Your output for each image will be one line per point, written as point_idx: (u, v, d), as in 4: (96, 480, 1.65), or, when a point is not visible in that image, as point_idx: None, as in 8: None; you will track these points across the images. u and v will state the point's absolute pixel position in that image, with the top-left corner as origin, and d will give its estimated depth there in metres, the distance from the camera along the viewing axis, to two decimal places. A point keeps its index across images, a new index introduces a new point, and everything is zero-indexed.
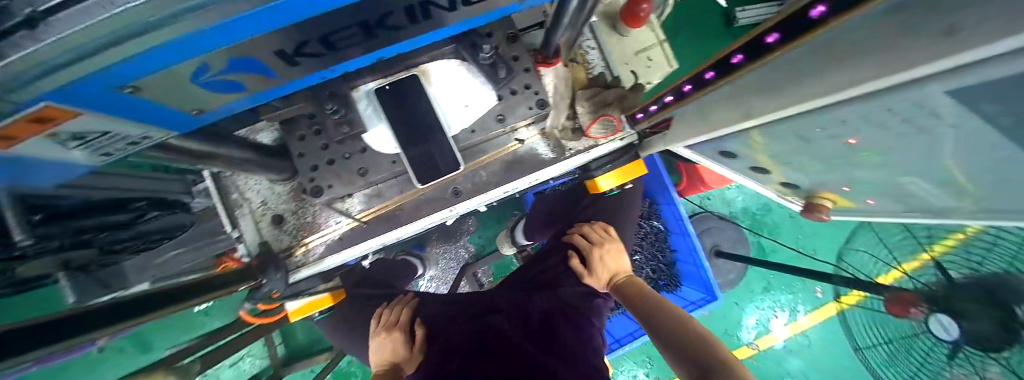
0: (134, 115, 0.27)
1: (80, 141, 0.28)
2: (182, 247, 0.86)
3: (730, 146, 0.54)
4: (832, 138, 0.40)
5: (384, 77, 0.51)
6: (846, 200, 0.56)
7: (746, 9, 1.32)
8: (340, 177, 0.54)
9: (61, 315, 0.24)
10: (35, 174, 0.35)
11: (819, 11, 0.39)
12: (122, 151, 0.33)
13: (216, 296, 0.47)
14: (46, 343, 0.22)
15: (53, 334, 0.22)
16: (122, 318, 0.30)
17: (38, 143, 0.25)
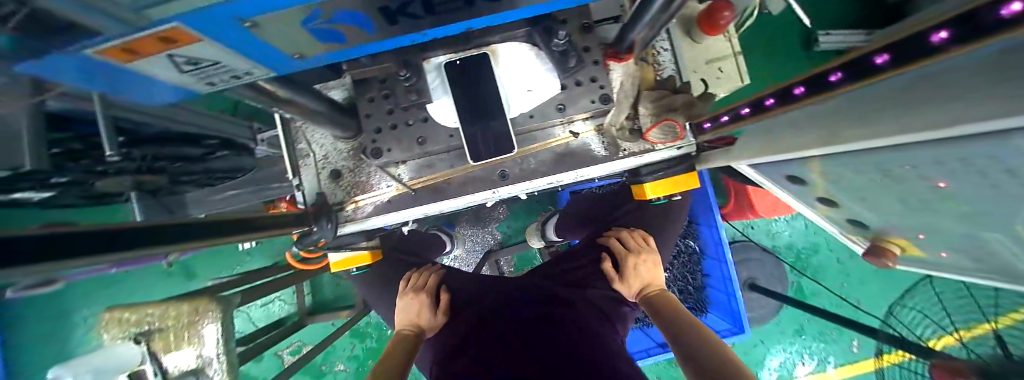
0: (243, 51, 0.28)
1: (193, 66, 0.29)
2: (240, 188, 1.00)
3: (795, 171, 0.51)
4: (920, 179, 0.37)
5: (455, 52, 0.53)
6: (917, 249, 0.52)
7: (829, 34, 1.24)
8: (400, 142, 0.56)
9: (82, 230, 0.26)
10: (135, 91, 0.37)
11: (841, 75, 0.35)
12: (223, 84, 0.34)
13: (271, 235, 0.51)
14: (64, 256, 0.24)
15: (76, 248, 0.25)
16: (160, 242, 0.33)
17: (156, 60, 0.26)
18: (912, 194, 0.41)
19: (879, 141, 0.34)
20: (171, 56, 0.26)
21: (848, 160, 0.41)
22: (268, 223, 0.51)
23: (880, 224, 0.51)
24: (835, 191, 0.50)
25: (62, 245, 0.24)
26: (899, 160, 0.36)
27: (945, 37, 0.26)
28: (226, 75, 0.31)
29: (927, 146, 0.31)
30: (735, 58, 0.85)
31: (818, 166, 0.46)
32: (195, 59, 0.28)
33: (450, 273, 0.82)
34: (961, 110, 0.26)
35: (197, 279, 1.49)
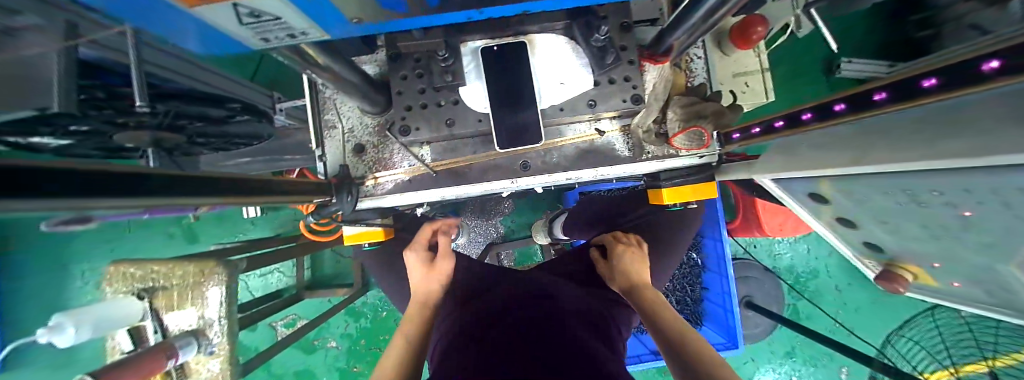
0: (308, 11, 0.28)
1: (254, 20, 0.28)
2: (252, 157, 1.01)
3: (817, 189, 0.51)
4: (946, 206, 0.38)
5: (492, 38, 0.54)
6: (930, 278, 0.52)
7: (853, 61, 1.24)
8: (428, 122, 0.56)
9: (132, 171, 0.27)
10: (183, 36, 0.36)
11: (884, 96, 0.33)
12: (277, 41, 0.33)
13: (294, 199, 0.52)
14: (113, 193, 0.24)
15: (123, 188, 0.25)
16: (190, 192, 0.33)
17: (222, 10, 0.26)
18: (936, 222, 0.41)
19: (913, 165, 0.34)
20: (239, 6, 0.25)
21: (876, 182, 0.41)
22: (292, 188, 0.52)
23: (897, 249, 0.52)
24: (857, 213, 0.50)
25: (111, 181, 0.24)
26: (929, 185, 0.36)
27: (933, 83, 0.28)
28: (283, 32, 0.31)
29: (964, 173, 0.31)
30: (762, 74, 0.85)
31: (842, 187, 0.47)
32: (258, 12, 0.27)
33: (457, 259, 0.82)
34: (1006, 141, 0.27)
35: (199, 243, 1.50)
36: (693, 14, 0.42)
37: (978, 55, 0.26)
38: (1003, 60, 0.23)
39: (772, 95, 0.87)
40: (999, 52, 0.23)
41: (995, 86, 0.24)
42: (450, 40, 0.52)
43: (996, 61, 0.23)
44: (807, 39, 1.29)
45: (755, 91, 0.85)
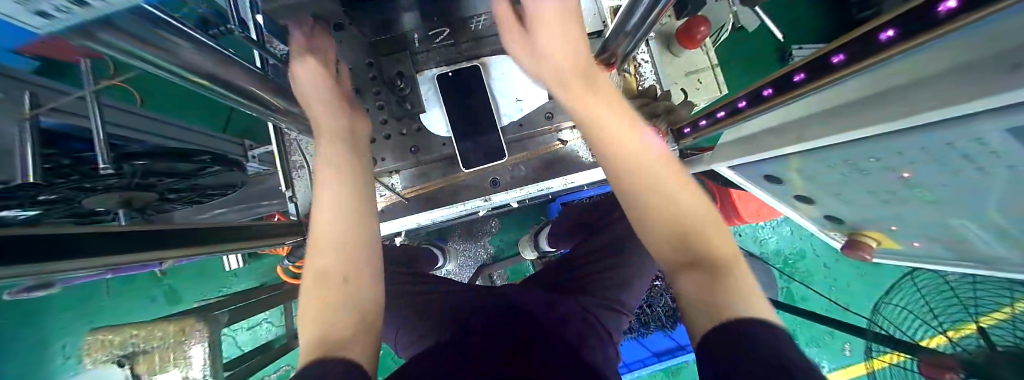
0: None
1: None
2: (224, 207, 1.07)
3: (772, 171, 0.53)
4: (885, 171, 0.40)
5: (447, 65, 0.57)
6: (894, 241, 0.54)
7: (801, 48, 1.33)
8: (393, 151, 0.57)
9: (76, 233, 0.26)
10: None
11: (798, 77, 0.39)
12: None
13: (267, 244, 0.51)
14: (58, 258, 0.24)
15: (71, 251, 0.25)
16: (152, 249, 0.33)
17: None
18: (882, 188, 0.43)
19: (849, 135, 0.36)
20: None
21: (820, 157, 0.43)
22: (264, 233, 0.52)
23: (857, 219, 0.54)
24: (812, 188, 0.52)
25: (49, 247, 0.24)
26: (866, 153, 0.38)
27: (841, 57, 0.33)
28: None
29: (890, 135, 0.33)
30: (713, 70, 0.91)
31: (793, 165, 0.49)
32: None
33: (435, 283, 0.79)
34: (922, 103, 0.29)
35: (180, 303, 1.43)
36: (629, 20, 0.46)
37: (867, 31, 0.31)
38: (896, 29, 0.27)
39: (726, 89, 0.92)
40: (889, 23, 0.28)
41: (886, 53, 0.29)
42: (405, 70, 0.54)
43: (891, 30, 0.28)
44: (756, 33, 1.38)
45: (709, 85, 0.91)
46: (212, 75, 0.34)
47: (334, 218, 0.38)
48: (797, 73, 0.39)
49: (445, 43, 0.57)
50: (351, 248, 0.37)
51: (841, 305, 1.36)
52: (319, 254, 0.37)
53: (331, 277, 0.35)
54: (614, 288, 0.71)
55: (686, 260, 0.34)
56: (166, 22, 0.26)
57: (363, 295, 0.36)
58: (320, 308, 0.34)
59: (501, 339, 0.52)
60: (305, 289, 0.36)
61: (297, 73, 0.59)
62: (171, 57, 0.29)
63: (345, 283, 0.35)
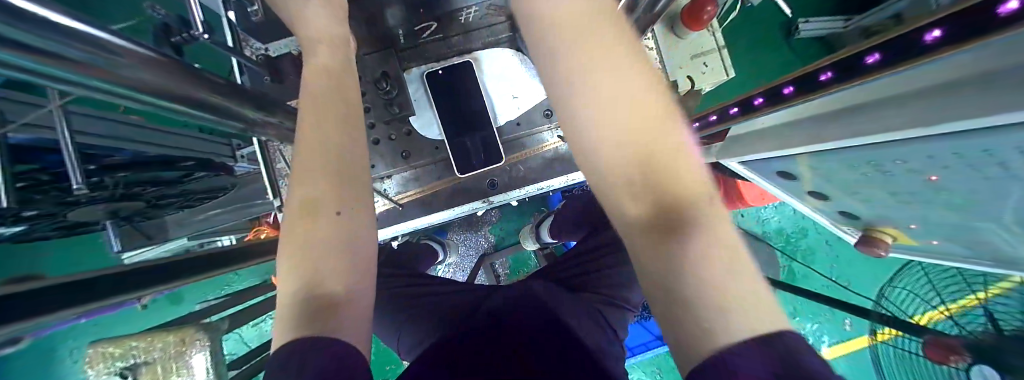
0: None
1: None
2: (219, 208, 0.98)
3: (786, 166, 0.50)
4: (911, 173, 0.37)
5: (436, 61, 0.53)
6: (910, 238, 0.52)
7: (808, 21, 1.26)
8: (384, 157, 0.54)
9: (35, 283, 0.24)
10: None
11: (826, 76, 0.35)
12: None
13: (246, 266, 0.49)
14: (57, 307, 0.23)
15: (66, 298, 0.24)
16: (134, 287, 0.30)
17: None
18: (905, 188, 0.41)
19: (877, 137, 0.33)
20: None
21: (841, 156, 0.41)
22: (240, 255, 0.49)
23: (871, 215, 0.52)
24: (827, 185, 0.50)
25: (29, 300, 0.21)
26: (894, 155, 0.35)
27: (878, 57, 0.29)
28: None
29: (926, 140, 0.30)
30: (719, 52, 0.86)
31: (809, 161, 0.46)
32: None
33: (435, 283, 0.77)
34: (962, 109, 0.26)
35: (182, 303, 1.43)
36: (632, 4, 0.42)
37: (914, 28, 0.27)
38: (946, 29, 0.23)
39: (733, 71, 0.88)
40: (937, 22, 0.24)
41: (933, 54, 0.24)
42: (390, 69, 0.50)
43: (941, 28, 0.23)
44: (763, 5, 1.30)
45: (715, 70, 0.86)
46: (174, 94, 0.31)
47: (315, 147, 0.35)
48: (825, 71, 0.35)
49: (433, 38, 0.52)
50: (340, 183, 0.35)
51: (840, 284, 1.38)
52: (307, 182, 0.35)
53: (321, 205, 0.34)
54: (618, 286, 0.71)
55: (652, 225, 0.23)
56: (105, 45, 0.22)
57: (357, 231, 0.36)
58: (308, 241, 0.34)
59: (496, 336, 0.53)
60: (291, 211, 0.35)
61: (275, 75, 0.54)
62: (120, 81, 0.25)
63: (339, 217, 0.34)
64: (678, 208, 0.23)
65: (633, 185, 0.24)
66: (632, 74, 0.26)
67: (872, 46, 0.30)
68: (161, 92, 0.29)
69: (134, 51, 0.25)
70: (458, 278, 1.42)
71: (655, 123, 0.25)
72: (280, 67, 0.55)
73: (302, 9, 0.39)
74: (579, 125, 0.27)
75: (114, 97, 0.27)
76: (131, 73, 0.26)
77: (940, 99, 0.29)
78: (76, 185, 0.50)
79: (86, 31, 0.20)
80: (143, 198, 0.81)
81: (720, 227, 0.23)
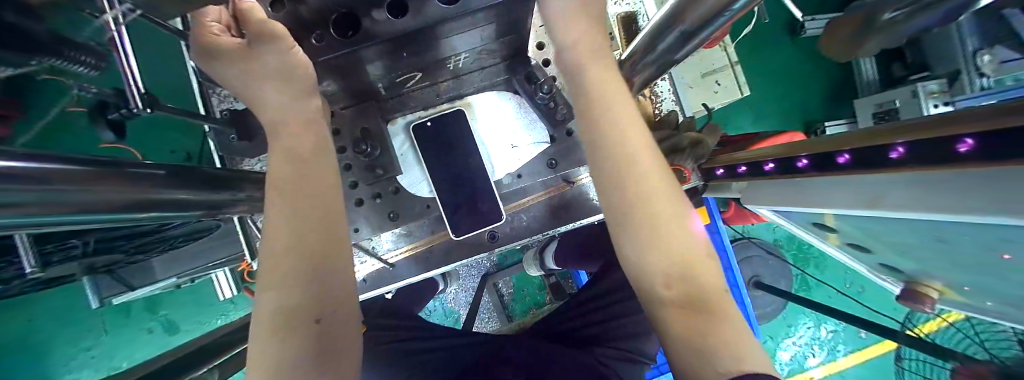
0: None
1: None
2: (214, 241, 0.81)
3: (828, 220, 0.44)
4: (977, 248, 0.31)
5: (424, 110, 0.48)
6: (958, 294, 0.44)
7: (815, 19, 1.19)
8: (369, 220, 0.47)
9: None
10: None
11: (845, 158, 0.32)
12: None
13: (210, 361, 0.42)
14: None
15: None
16: None
17: None
18: (968, 259, 0.34)
19: (936, 216, 0.27)
20: None
21: (894, 222, 0.35)
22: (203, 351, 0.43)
23: (916, 270, 0.45)
24: (869, 240, 0.43)
25: None
26: (961, 231, 0.29)
27: (902, 153, 0.26)
28: None
29: (1011, 229, 0.24)
30: (732, 69, 0.81)
31: (852, 220, 0.40)
32: None
33: (431, 336, 0.71)
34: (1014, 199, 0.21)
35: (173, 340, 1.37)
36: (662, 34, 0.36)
37: (939, 129, 0.24)
38: (976, 139, 0.21)
39: (747, 89, 0.82)
40: (968, 130, 0.21)
41: (965, 164, 0.22)
42: (373, 126, 0.45)
43: (969, 139, 0.21)
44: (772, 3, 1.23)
45: (728, 88, 0.81)
46: (109, 207, 0.25)
47: (291, 244, 0.28)
48: (842, 153, 0.32)
49: (420, 85, 0.47)
50: (319, 285, 0.28)
51: (850, 293, 1.30)
52: (277, 290, 0.27)
53: (296, 316, 0.27)
54: (631, 338, 0.66)
55: (672, 307, 0.28)
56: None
57: (340, 343, 0.29)
58: (280, 364, 0.25)
59: None
60: (257, 327, 0.27)
61: (245, 132, 0.48)
62: (51, 212, 0.20)
63: (318, 328, 0.27)
64: (700, 289, 0.28)
65: (665, 264, 0.28)
66: (660, 166, 0.30)
67: (894, 139, 0.27)
68: (106, 205, 0.25)
69: (62, 174, 0.20)
70: (460, 300, 1.36)
71: (677, 207, 0.29)
72: (251, 121, 0.49)
73: (261, 78, 0.34)
74: (609, 213, 0.31)
75: (50, 224, 0.23)
76: (66, 201, 0.21)
77: (970, 187, 0.24)
78: (29, 269, 0.62)
79: (13, 173, 0.16)
80: (121, 249, 0.81)
81: (725, 294, 0.28)
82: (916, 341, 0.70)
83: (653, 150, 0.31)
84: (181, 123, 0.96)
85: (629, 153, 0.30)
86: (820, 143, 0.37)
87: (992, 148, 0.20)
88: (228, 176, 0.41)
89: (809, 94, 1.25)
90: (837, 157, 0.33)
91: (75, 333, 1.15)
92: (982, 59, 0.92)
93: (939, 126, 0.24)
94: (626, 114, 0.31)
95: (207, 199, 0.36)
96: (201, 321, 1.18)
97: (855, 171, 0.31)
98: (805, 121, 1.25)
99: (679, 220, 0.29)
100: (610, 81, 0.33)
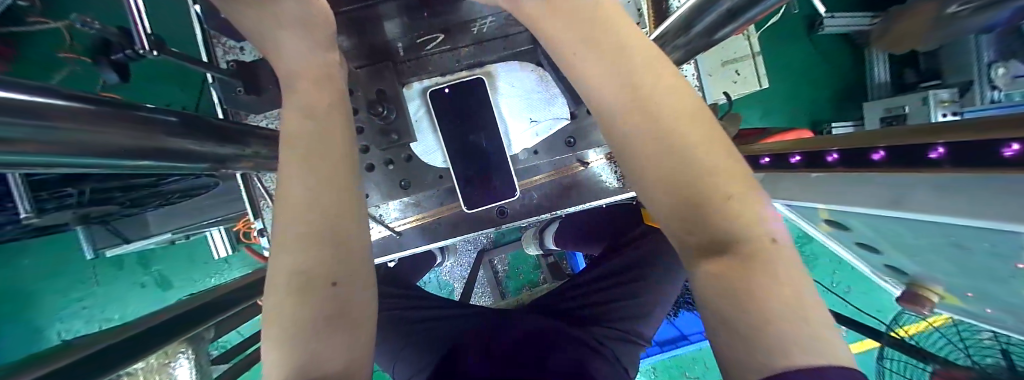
0: None
1: None
2: (211, 200, 0.79)
3: (846, 220, 0.44)
4: (994, 256, 0.31)
5: (441, 75, 0.45)
6: (957, 299, 0.44)
7: (835, 16, 1.15)
8: (380, 187, 0.46)
9: None
10: None
11: (880, 156, 0.32)
12: None
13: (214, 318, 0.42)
14: None
15: None
16: None
17: None
18: (978, 265, 0.34)
19: (960, 220, 0.27)
20: None
21: (910, 223, 0.35)
22: (206, 309, 0.42)
23: (919, 273, 0.46)
24: (878, 239, 0.44)
25: None
26: (981, 237, 0.29)
27: (941, 153, 0.26)
28: None
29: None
30: (753, 59, 0.79)
31: (864, 219, 0.40)
32: None
33: (432, 307, 0.72)
34: None
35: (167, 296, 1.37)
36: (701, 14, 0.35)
37: (991, 132, 0.23)
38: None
39: (765, 81, 0.80)
40: (1015, 135, 0.21)
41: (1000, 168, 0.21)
42: (388, 88, 0.43)
43: (1014, 145, 0.20)
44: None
45: (747, 79, 0.79)
46: (120, 153, 0.24)
47: (305, 204, 0.27)
48: (878, 151, 0.32)
49: (439, 49, 0.44)
50: (336, 248, 0.27)
51: (836, 292, 1.34)
52: (292, 252, 0.27)
53: (316, 277, 0.26)
54: (629, 319, 0.66)
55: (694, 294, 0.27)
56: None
57: (358, 307, 0.28)
58: (298, 325, 0.25)
59: None
60: (275, 285, 0.27)
61: (251, 85, 0.46)
62: (54, 152, 0.19)
63: (338, 290, 0.27)
64: None
65: (688, 242, 0.27)
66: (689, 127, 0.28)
67: (935, 139, 0.26)
68: (111, 149, 0.23)
69: (73, 112, 0.19)
70: (456, 275, 1.38)
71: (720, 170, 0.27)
72: (258, 74, 0.46)
73: (276, 26, 0.32)
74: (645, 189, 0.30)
75: (50, 165, 0.21)
76: (69, 139, 0.19)
77: (1000, 193, 0.24)
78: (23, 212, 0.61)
79: (16, 103, 0.14)
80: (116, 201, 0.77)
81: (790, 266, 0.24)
82: (900, 342, 0.73)
83: (681, 112, 0.29)
84: (183, 74, 0.91)
85: (655, 127, 0.28)
86: (852, 139, 0.36)
87: None
88: (234, 130, 0.39)
89: (823, 93, 1.24)
90: (871, 154, 0.32)
91: (69, 283, 1.15)
92: (996, 72, 0.90)
93: (982, 128, 0.24)
94: (652, 83, 0.30)
95: (215, 153, 0.35)
96: (197, 278, 1.18)
97: (886, 170, 0.31)
98: (815, 120, 1.24)
99: (718, 179, 0.26)
100: (623, 39, 0.32)
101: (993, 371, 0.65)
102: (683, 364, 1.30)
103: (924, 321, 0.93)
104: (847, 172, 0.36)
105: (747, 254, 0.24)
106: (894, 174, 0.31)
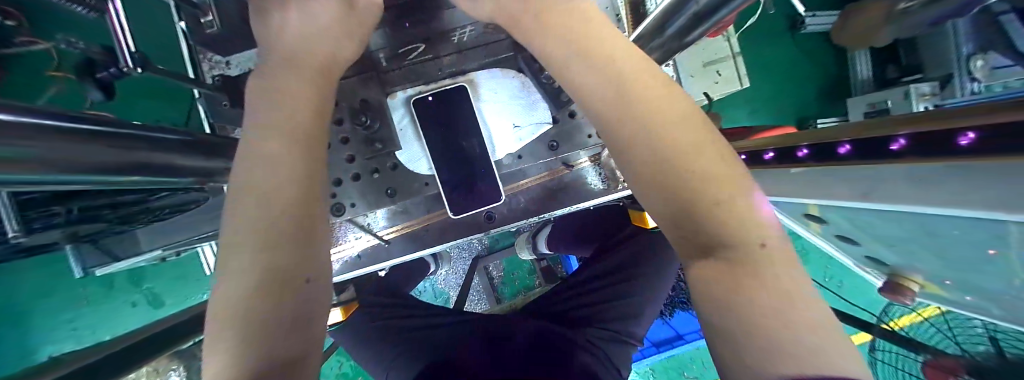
0: None
1: None
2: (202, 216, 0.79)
3: (821, 212, 0.45)
4: (964, 243, 0.32)
5: (425, 83, 0.46)
6: (939, 288, 0.44)
7: (816, 16, 1.19)
8: (365, 196, 0.46)
9: None
10: None
11: (845, 149, 0.33)
12: None
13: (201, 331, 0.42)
14: None
15: None
16: None
17: None
18: (952, 252, 0.35)
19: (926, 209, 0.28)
20: None
21: (885, 213, 0.36)
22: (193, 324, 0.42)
23: (899, 263, 0.46)
24: (857, 231, 0.45)
25: None
26: (948, 224, 0.30)
27: (902, 144, 0.27)
28: None
29: (998, 223, 0.25)
30: (734, 60, 0.81)
31: (844, 211, 0.41)
32: None
33: (425, 316, 0.72)
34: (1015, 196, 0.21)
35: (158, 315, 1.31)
36: (675, 17, 0.35)
37: (949, 122, 0.24)
38: (978, 133, 0.21)
39: (746, 81, 0.83)
40: (971, 124, 0.22)
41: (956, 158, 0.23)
42: (373, 98, 0.43)
43: (971, 133, 0.21)
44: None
45: (729, 79, 0.81)
46: (103, 170, 0.24)
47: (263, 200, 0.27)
48: (843, 144, 0.33)
49: (423, 58, 0.45)
50: (303, 246, 0.28)
51: (829, 286, 1.35)
52: (256, 246, 0.25)
53: (287, 275, 0.26)
54: (620, 319, 0.67)
55: None
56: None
57: (317, 310, 0.28)
58: (252, 322, 0.24)
59: None
60: (233, 288, 0.24)
61: (238, 100, 0.46)
62: (29, 170, 0.19)
63: (309, 286, 0.28)
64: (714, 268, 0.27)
65: (685, 241, 0.27)
66: (686, 127, 0.29)
67: (896, 131, 0.28)
68: (89, 165, 0.23)
69: (49, 131, 0.19)
70: (452, 282, 1.37)
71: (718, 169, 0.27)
72: (244, 89, 0.47)
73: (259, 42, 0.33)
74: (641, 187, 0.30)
75: (30, 183, 0.21)
76: (45, 157, 0.19)
77: (959, 181, 0.25)
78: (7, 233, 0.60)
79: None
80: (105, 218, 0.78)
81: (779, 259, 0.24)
82: (889, 333, 0.74)
83: (677, 113, 0.30)
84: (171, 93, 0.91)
85: (649, 131, 0.29)
86: (820, 136, 0.38)
87: (995, 141, 0.20)
88: (218, 143, 0.39)
89: (806, 90, 1.26)
90: (837, 148, 0.34)
91: (54, 305, 1.13)
92: (975, 64, 0.93)
93: (941, 119, 0.25)
94: (642, 86, 0.31)
95: (199, 167, 0.35)
96: (187, 295, 1.16)
97: (853, 163, 0.32)
98: (801, 117, 1.26)
99: (710, 178, 0.26)
100: (619, 46, 0.33)
101: (981, 357, 0.66)
102: (682, 364, 1.30)
103: (915, 312, 0.94)
104: (816, 166, 0.37)
105: (737, 255, 0.24)
106: (861, 167, 0.32)
